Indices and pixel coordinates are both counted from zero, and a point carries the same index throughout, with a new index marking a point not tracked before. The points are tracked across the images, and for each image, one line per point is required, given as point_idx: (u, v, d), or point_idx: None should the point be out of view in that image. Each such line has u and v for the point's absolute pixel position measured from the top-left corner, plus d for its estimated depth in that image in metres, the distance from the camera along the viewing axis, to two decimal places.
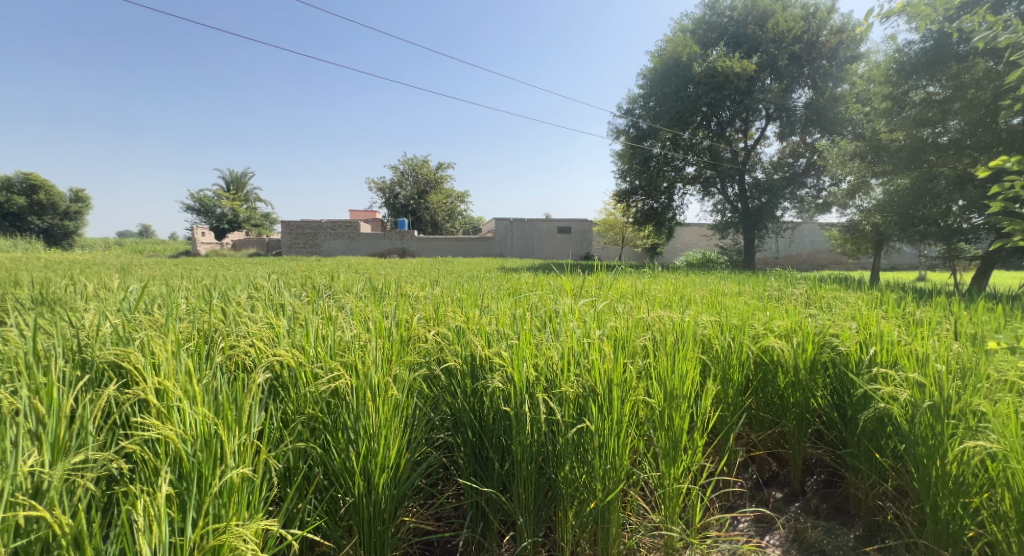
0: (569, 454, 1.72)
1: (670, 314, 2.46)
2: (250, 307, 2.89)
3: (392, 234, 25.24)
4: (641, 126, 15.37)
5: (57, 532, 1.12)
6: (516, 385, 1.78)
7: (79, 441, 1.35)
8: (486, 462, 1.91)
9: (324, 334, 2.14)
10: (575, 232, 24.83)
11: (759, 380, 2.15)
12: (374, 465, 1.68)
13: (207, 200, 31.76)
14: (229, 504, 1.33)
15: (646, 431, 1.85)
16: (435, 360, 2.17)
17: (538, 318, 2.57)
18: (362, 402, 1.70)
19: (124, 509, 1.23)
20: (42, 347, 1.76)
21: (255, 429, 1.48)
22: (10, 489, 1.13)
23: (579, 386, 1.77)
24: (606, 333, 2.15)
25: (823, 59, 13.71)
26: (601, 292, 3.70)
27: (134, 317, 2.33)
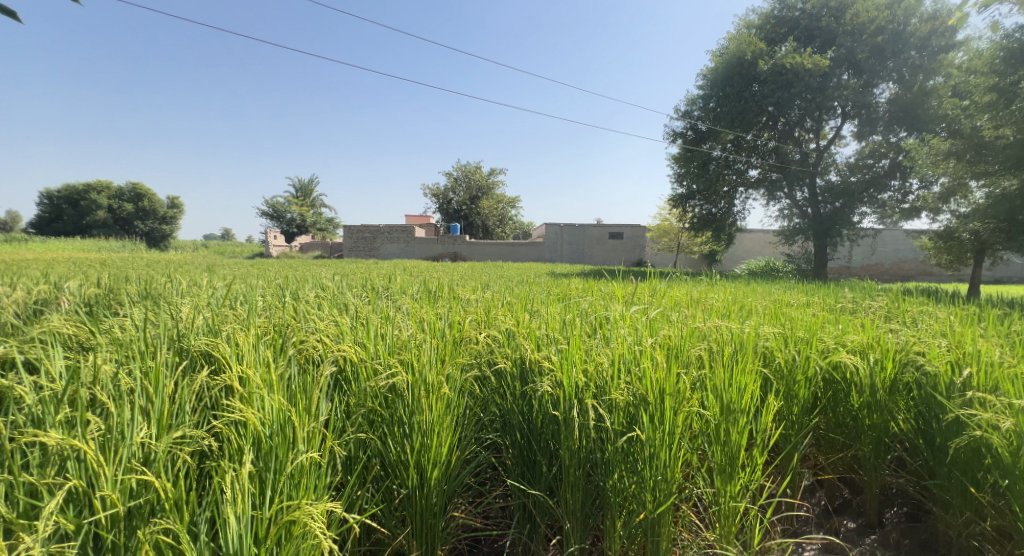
0: (617, 462, 1.68)
1: (729, 324, 2.37)
2: (318, 305, 3.04)
3: (446, 239, 25.81)
4: (699, 128, 15.01)
5: (162, 495, 1.23)
6: (566, 390, 1.78)
7: (178, 419, 1.49)
8: (534, 465, 1.90)
9: (385, 332, 2.24)
10: (628, 238, 24.37)
11: (828, 398, 2.01)
12: (427, 460, 1.71)
13: (276, 205, 33.77)
14: (300, 485, 1.41)
15: (700, 444, 1.78)
16: (485, 362, 2.22)
17: (587, 325, 2.53)
18: (418, 399, 1.75)
19: (217, 483, 1.33)
20: (151, 335, 1.96)
21: (322, 417, 1.56)
22: (127, 456, 1.26)
23: (630, 393, 1.73)
24: (658, 341, 2.09)
25: (912, 50, 12.57)
26: (653, 299, 3.59)
27: (221, 310, 2.54)
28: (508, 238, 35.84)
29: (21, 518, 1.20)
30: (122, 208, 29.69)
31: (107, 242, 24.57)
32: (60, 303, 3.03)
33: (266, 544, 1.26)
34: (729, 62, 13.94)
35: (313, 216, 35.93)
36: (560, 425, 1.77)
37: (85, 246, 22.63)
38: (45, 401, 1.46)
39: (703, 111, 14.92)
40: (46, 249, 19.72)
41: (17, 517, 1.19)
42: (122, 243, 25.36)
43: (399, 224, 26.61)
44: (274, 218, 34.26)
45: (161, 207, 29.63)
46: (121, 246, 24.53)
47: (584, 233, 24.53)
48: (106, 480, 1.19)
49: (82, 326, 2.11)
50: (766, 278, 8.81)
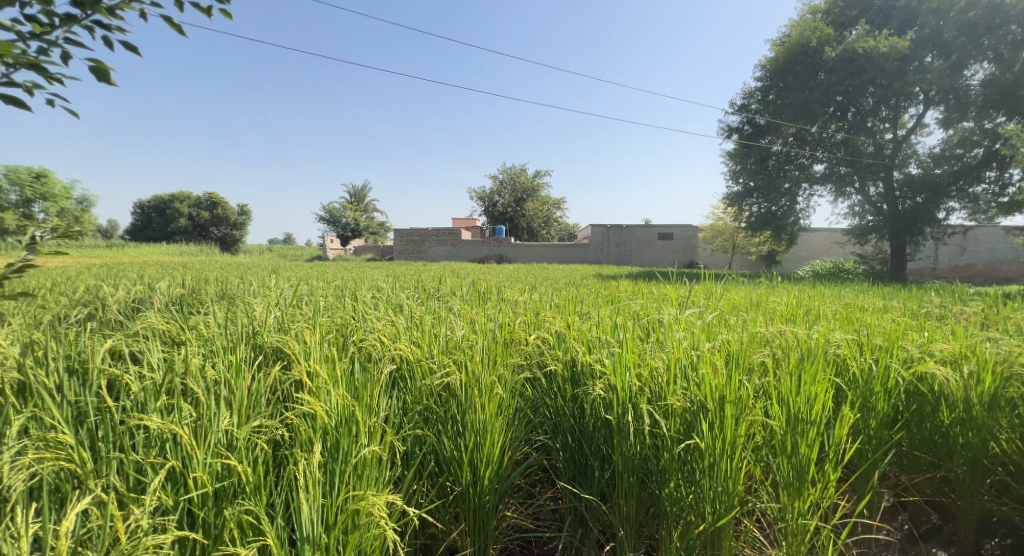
0: (674, 470, 1.61)
1: (794, 329, 2.23)
2: (376, 306, 3.15)
3: (491, 240, 26.11)
4: (757, 122, 14.51)
5: (245, 479, 1.40)
6: (619, 394, 1.74)
7: (255, 410, 1.65)
8: (586, 469, 1.87)
9: (438, 333, 2.29)
10: (678, 239, 23.59)
11: (912, 412, 1.85)
12: (480, 459, 1.72)
13: (333, 211, 35.38)
14: (363, 477, 1.49)
15: (765, 456, 1.68)
16: (536, 364, 2.22)
17: (639, 328, 2.47)
18: (471, 399, 1.77)
19: (289, 472, 1.45)
20: (232, 333, 2.14)
21: (381, 413, 1.63)
22: (215, 442, 1.44)
23: (687, 399, 1.66)
24: (717, 346, 2.00)
25: (1015, 23, 10.74)
26: (709, 302, 3.45)
27: (289, 310, 2.69)
28: (554, 240, 35.69)
29: (130, 492, 1.40)
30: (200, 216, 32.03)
31: (184, 247, 26.59)
32: (153, 300, 3.32)
33: (334, 530, 1.33)
34: (793, 50, 13.37)
35: (366, 220, 37.34)
36: (613, 428, 1.74)
37: (170, 250, 24.80)
38: (147, 390, 1.68)
39: (761, 104, 14.50)
40: (139, 254, 21.78)
41: (128, 490, 1.40)
42: (200, 248, 27.50)
43: (446, 227, 27.11)
44: (331, 223, 35.92)
45: (233, 214, 31.83)
46: (199, 251, 26.66)
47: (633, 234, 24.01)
48: (198, 463, 1.36)
49: (174, 322, 2.32)
50: (834, 278, 9.95)
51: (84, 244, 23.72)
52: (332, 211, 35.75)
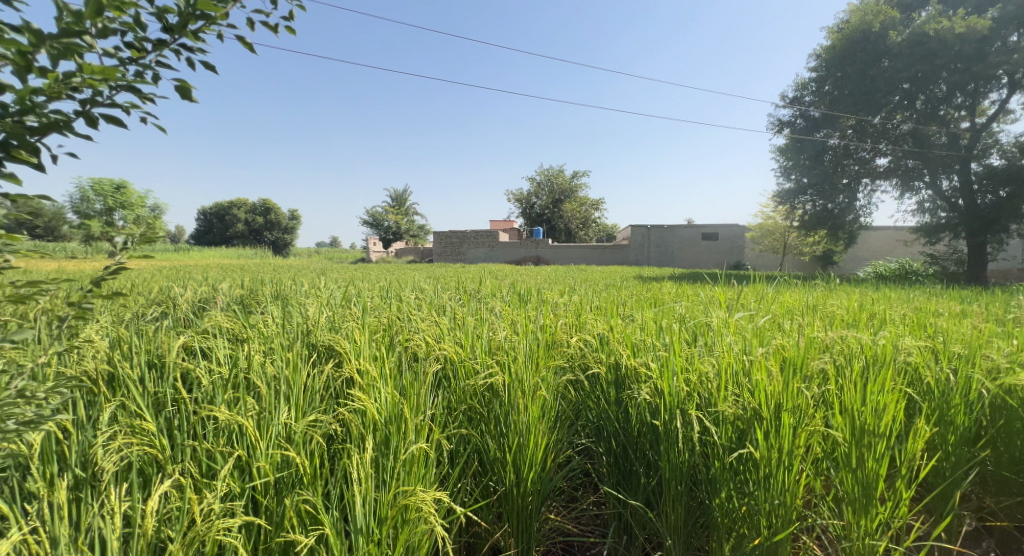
0: (725, 481, 1.51)
1: (857, 334, 2.08)
2: (420, 306, 3.20)
3: (530, 242, 26.06)
4: (812, 115, 13.82)
5: (303, 470, 1.49)
6: (666, 399, 1.67)
7: (312, 407, 1.77)
8: (631, 475, 1.80)
9: (480, 334, 2.30)
10: (722, 239, 22.85)
11: (996, 428, 1.69)
12: (522, 460, 1.69)
13: (376, 216, 36.25)
14: (412, 473, 1.52)
15: (826, 468, 1.57)
16: (578, 366, 2.20)
17: (687, 332, 2.37)
18: (513, 399, 1.76)
19: (340, 467, 1.53)
20: (289, 333, 2.24)
21: (427, 411, 1.66)
22: (279, 433, 1.57)
23: (740, 407, 1.56)
24: (772, 351, 1.88)
25: None
26: (761, 305, 3.29)
27: (340, 310, 2.78)
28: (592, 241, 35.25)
29: (203, 477, 1.53)
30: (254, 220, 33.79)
31: (239, 250, 28.09)
32: (216, 300, 3.51)
33: (385, 525, 1.36)
34: (853, 37, 12.61)
35: (407, 224, 38.13)
36: (662, 433, 1.66)
37: (228, 253, 26.33)
38: (216, 383, 1.84)
39: (817, 95, 13.83)
40: (202, 257, 23.30)
41: (200, 476, 1.54)
42: (255, 252, 29.04)
43: (485, 229, 27.27)
44: (374, 227, 36.92)
45: (283, 218, 33.47)
46: (253, 254, 28.15)
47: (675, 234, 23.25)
48: (261, 452, 1.48)
49: (237, 321, 2.45)
50: (897, 278, 11.04)
51: (151, 247, 25.52)
52: (375, 215, 36.69)
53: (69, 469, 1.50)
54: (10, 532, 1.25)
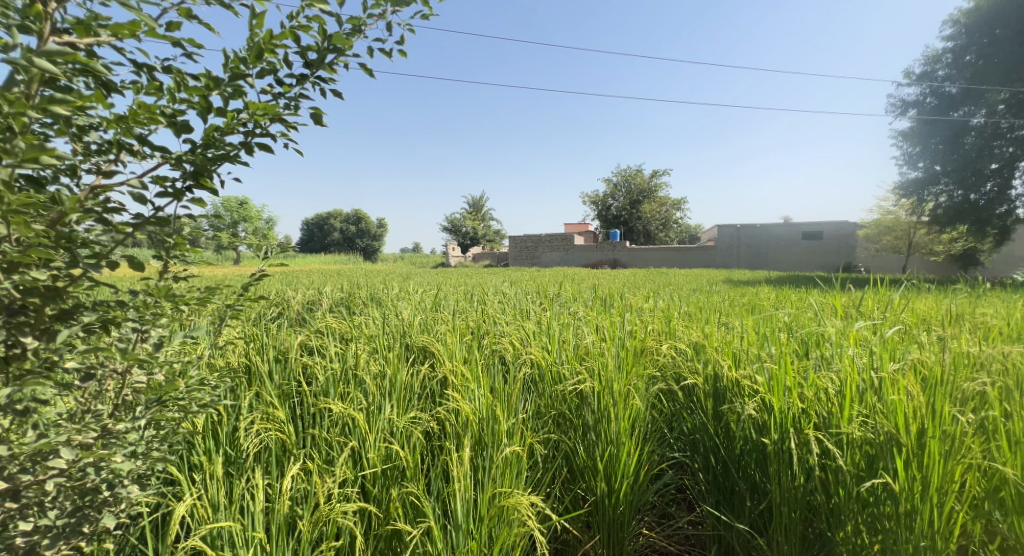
0: (852, 512, 1.36)
1: (1019, 351, 1.78)
2: (503, 310, 3.29)
3: (607, 244, 25.12)
4: (948, 92, 12.13)
5: (407, 464, 1.62)
6: (776, 417, 1.56)
7: (414, 406, 1.95)
8: (734, 497, 1.70)
9: (567, 340, 2.36)
10: (828, 237, 20.76)
11: None
12: (615, 469, 1.68)
13: (456, 221, 37.50)
14: (506, 474, 1.58)
15: (990, 511, 1.33)
16: (671, 376, 2.14)
17: (796, 343, 2.19)
18: (605, 407, 1.78)
19: (442, 463, 1.65)
20: (391, 337, 2.46)
21: (519, 416, 1.75)
22: (387, 430, 1.73)
23: (870, 430, 1.39)
24: (906, 368, 1.67)
25: None
26: (884, 313, 2.94)
27: (433, 314, 2.95)
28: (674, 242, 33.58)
29: (325, 464, 1.72)
30: (347, 228, 36.47)
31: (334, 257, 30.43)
32: (321, 303, 3.88)
33: (484, 522, 1.43)
34: None
35: (484, 229, 38.93)
36: (769, 452, 1.56)
37: (325, 258, 28.76)
38: (331, 378, 2.08)
39: (953, 69, 12.14)
40: (303, 263, 25.63)
41: (322, 461, 1.74)
42: (349, 258, 31.41)
43: (559, 233, 27.01)
44: (454, 233, 38.15)
45: (371, 225, 35.82)
46: (348, 261, 30.45)
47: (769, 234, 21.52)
48: (372, 444, 1.64)
49: (345, 323, 2.72)
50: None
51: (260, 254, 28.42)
52: (454, 221, 37.79)
53: (223, 446, 1.78)
54: (186, 494, 1.51)
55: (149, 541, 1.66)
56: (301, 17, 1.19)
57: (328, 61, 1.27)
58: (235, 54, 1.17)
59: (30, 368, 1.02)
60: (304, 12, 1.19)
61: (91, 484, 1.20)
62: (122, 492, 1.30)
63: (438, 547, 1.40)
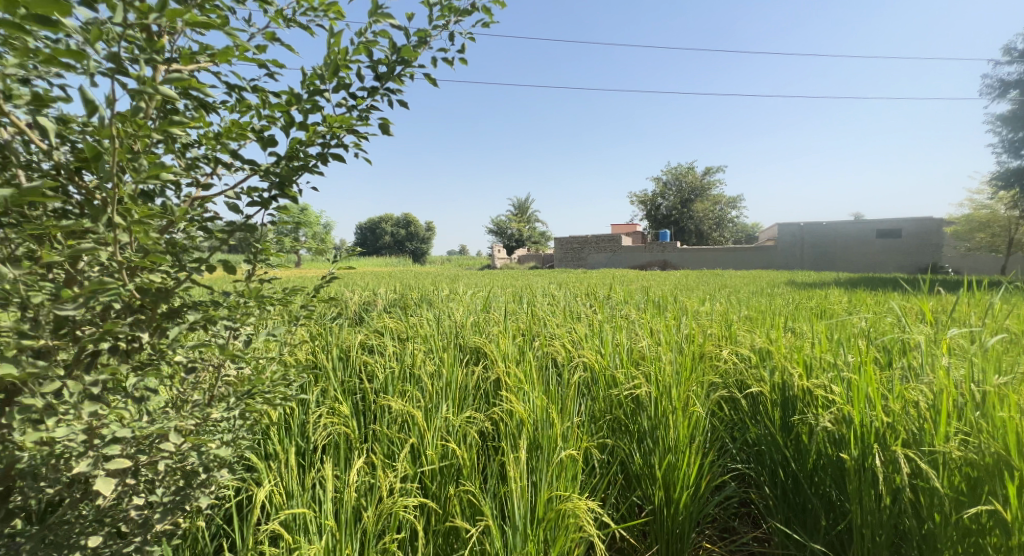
0: (948, 539, 1.24)
1: None
2: (553, 312, 3.29)
3: (655, 245, 23.70)
4: None
5: (464, 462, 1.66)
6: (856, 431, 1.46)
7: (468, 407, 2.01)
8: (807, 515, 1.59)
9: (621, 343, 2.33)
10: (907, 236, 18.99)
11: None
12: (674, 478, 1.63)
13: (501, 223, 37.50)
14: (562, 478, 1.58)
15: None
16: (735, 383, 2.05)
17: (875, 350, 2.03)
18: (663, 413, 1.74)
19: (498, 463, 1.68)
20: (445, 339, 2.54)
21: (574, 419, 1.75)
22: (443, 429, 1.79)
23: (971, 449, 1.26)
24: (1012, 381, 1.50)
25: None
26: (979, 318, 2.67)
27: (485, 316, 3.01)
28: (729, 241, 32.09)
29: (387, 459, 1.80)
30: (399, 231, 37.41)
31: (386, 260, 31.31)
32: (376, 304, 4.03)
33: (542, 524, 1.44)
34: None
35: (530, 230, 38.66)
36: (846, 467, 1.46)
37: (377, 261, 29.66)
38: (389, 378, 2.18)
39: None
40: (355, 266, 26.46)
41: (384, 456, 1.82)
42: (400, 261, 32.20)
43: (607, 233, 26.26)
44: (500, 236, 38.07)
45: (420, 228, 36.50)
46: (398, 264, 31.29)
47: (836, 232, 19.75)
48: (430, 442, 1.70)
49: (402, 324, 2.82)
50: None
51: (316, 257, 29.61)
52: (499, 223, 37.80)
53: (294, 438, 1.91)
54: (264, 480, 1.63)
55: (234, 523, 1.80)
56: (371, 34, 1.25)
57: (395, 72, 1.32)
58: (312, 71, 1.25)
59: (146, 358, 1.14)
60: (372, 28, 1.25)
61: (190, 466, 1.32)
62: (215, 474, 1.43)
63: (494, 546, 1.41)
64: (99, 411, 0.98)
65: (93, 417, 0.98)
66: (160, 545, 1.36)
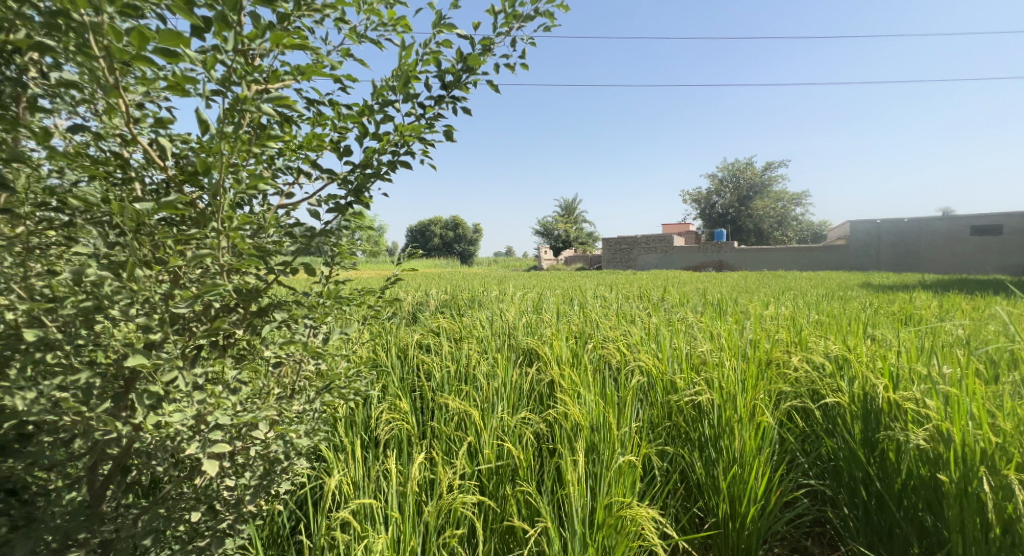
0: None
1: None
2: (605, 314, 3.26)
3: (709, 244, 22.68)
4: None
5: (521, 464, 1.67)
6: (954, 451, 1.33)
7: (523, 407, 2.04)
8: (894, 541, 1.46)
9: (679, 347, 2.26)
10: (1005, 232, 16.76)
11: None
12: (741, 492, 1.55)
13: (548, 224, 37.05)
14: (621, 485, 1.55)
15: None
16: (808, 394, 1.94)
17: (972, 361, 1.85)
18: (728, 422, 1.67)
19: (555, 465, 1.68)
20: (500, 341, 2.58)
21: (633, 424, 1.72)
22: (501, 429, 1.82)
23: None
24: None
25: None
26: None
27: (538, 318, 3.03)
28: (794, 242, 30.24)
29: (446, 456, 1.86)
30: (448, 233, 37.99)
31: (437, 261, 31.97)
32: (429, 304, 4.15)
33: (602, 530, 1.42)
34: None
35: (576, 231, 38.01)
36: (944, 490, 1.33)
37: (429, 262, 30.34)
38: (447, 377, 2.25)
39: None
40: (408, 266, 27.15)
41: (443, 453, 1.87)
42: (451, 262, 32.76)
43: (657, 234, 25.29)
44: (546, 236, 37.64)
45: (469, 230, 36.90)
46: (449, 265, 31.89)
47: (920, 229, 17.93)
48: (486, 441, 1.73)
49: (457, 324, 2.90)
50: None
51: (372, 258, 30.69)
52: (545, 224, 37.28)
53: (360, 431, 2.01)
54: (336, 470, 1.73)
55: (306, 509, 1.91)
56: (437, 44, 1.28)
57: (462, 81, 1.35)
58: (383, 83, 1.30)
59: (239, 352, 1.25)
60: (436, 38, 1.28)
61: (275, 453, 1.42)
62: (296, 462, 1.53)
63: (552, 549, 1.41)
64: (205, 400, 1.08)
65: (200, 405, 1.08)
66: (249, 525, 1.48)
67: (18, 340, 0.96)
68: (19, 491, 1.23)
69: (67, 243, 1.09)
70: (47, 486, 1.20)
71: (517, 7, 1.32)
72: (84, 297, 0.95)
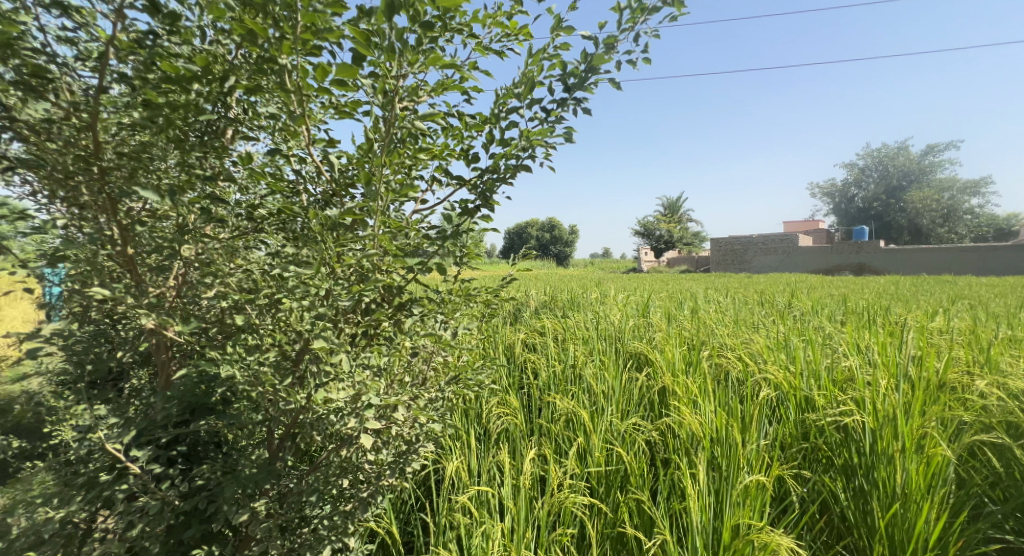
0: None
1: None
2: (719, 320, 3.04)
3: (848, 245, 19.74)
4: None
5: (636, 471, 1.63)
6: None
7: (637, 412, 1.99)
8: None
9: (814, 361, 2.03)
10: None
11: None
12: (901, 532, 1.34)
13: (650, 224, 34.90)
14: (749, 506, 1.44)
15: None
16: (995, 425, 1.61)
17: None
18: (885, 450, 1.46)
19: (672, 477, 1.62)
20: (608, 343, 2.54)
21: (763, 441, 1.59)
22: (614, 433, 1.79)
23: None
24: None
25: None
26: None
27: (646, 321, 2.93)
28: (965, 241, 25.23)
29: (557, 454, 1.88)
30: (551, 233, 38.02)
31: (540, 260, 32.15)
32: (531, 305, 4.22)
33: (727, 550, 1.33)
34: None
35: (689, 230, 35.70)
36: None
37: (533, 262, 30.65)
38: (557, 377, 2.28)
39: None
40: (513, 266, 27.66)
41: (555, 451, 1.90)
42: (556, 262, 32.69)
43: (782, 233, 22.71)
44: (648, 236, 35.63)
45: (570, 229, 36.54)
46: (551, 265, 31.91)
47: None
48: (599, 445, 1.72)
49: (562, 326, 2.92)
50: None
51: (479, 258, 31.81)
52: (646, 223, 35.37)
53: (475, 422, 2.12)
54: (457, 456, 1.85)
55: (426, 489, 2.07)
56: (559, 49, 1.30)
57: (584, 81, 1.36)
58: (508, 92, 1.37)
59: (383, 342, 1.40)
60: (555, 43, 1.30)
61: (410, 434, 1.57)
62: (426, 444, 1.68)
63: None
64: (362, 381, 1.24)
65: (357, 386, 1.24)
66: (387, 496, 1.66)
67: (225, 322, 1.17)
68: (222, 444, 1.51)
69: (256, 243, 1.31)
70: (241, 443, 1.46)
71: (642, 1, 1.29)
72: (273, 290, 1.14)
